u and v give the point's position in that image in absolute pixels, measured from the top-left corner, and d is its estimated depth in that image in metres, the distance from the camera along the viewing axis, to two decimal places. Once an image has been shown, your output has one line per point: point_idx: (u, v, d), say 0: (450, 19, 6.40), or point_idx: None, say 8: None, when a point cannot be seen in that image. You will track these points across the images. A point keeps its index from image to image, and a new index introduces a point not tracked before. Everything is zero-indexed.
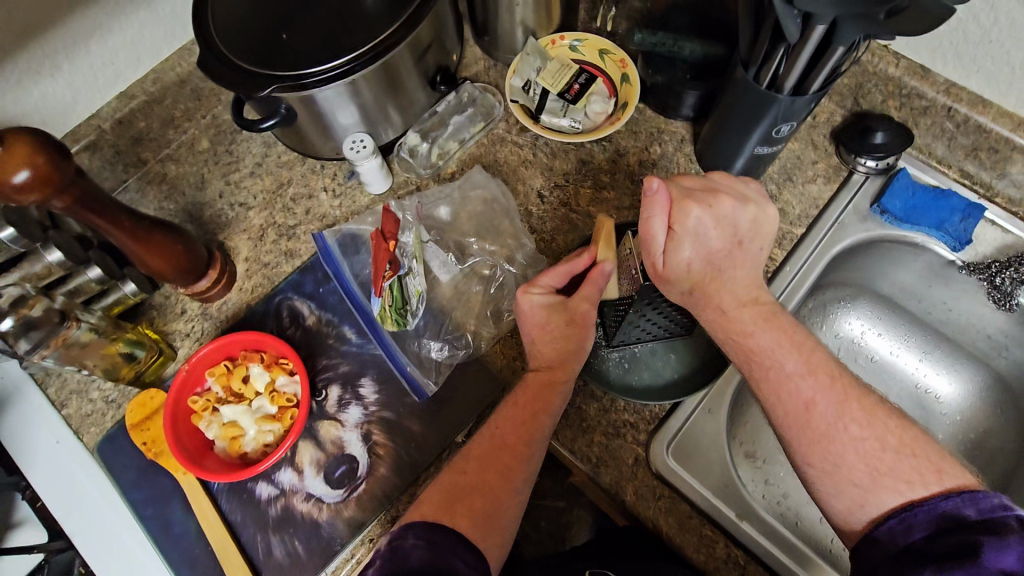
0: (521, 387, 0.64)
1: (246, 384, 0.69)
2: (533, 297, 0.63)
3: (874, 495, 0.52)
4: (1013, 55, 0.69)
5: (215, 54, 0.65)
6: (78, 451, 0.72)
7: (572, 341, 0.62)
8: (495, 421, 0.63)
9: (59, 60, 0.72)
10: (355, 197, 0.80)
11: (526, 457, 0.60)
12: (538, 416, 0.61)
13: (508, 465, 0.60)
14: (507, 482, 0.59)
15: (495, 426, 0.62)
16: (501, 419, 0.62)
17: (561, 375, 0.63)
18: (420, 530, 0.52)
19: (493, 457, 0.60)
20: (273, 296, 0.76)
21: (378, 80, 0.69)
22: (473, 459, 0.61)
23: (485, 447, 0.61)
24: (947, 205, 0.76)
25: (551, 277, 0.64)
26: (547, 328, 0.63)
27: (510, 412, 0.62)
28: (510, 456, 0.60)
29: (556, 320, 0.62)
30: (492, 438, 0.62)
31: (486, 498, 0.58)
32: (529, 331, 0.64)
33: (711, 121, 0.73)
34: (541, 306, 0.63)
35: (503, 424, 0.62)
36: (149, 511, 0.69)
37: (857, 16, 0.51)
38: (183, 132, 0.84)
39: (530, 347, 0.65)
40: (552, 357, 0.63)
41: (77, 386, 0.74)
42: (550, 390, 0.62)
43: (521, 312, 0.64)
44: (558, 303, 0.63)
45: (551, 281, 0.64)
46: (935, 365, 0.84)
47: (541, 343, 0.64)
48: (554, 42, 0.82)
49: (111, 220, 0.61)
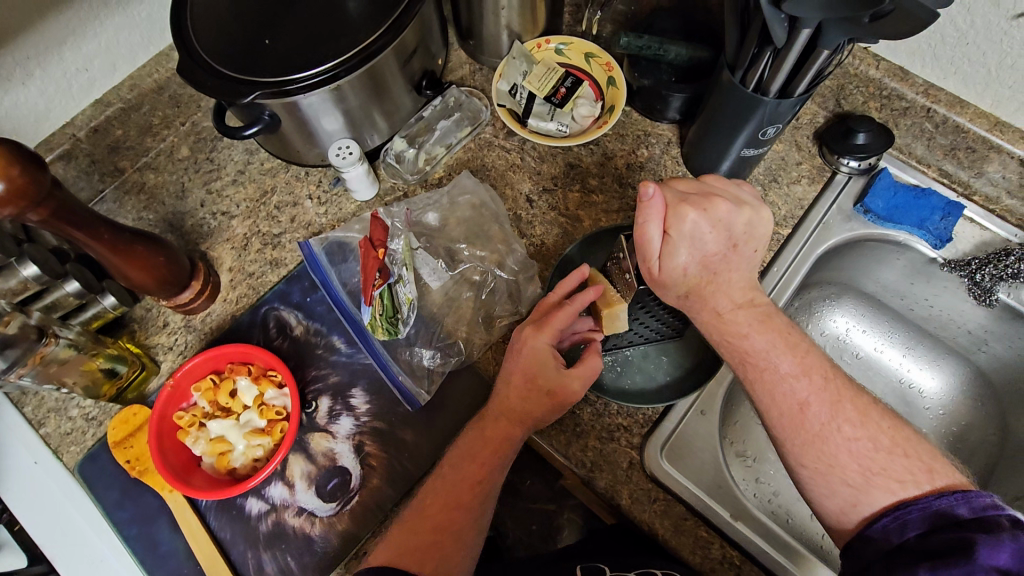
0: (477, 434, 0.62)
1: (234, 398, 0.67)
2: (537, 342, 0.60)
3: (866, 493, 0.52)
4: (989, 56, 0.71)
5: (195, 60, 0.63)
6: (58, 472, 0.70)
7: (543, 409, 0.60)
8: (447, 471, 0.60)
9: (31, 67, 0.70)
10: (341, 204, 0.79)
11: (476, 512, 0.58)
12: (491, 468, 0.60)
13: (460, 523, 0.57)
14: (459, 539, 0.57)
15: (447, 479, 0.60)
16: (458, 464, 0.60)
17: (516, 432, 0.61)
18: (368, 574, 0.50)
19: (455, 496, 0.59)
20: (260, 306, 0.75)
21: (363, 86, 0.68)
22: (426, 515, 0.58)
23: (443, 497, 0.59)
24: (928, 204, 0.77)
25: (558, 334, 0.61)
26: (533, 382, 0.60)
27: (467, 467, 0.60)
28: (468, 509, 0.58)
29: (545, 380, 0.60)
30: (451, 487, 0.59)
31: (442, 554, 0.55)
32: (513, 372, 0.61)
33: (697, 125, 0.74)
34: (539, 354, 0.60)
35: (467, 461, 0.60)
36: (135, 531, 0.67)
37: (841, 19, 0.52)
38: (161, 140, 0.82)
39: (502, 391, 0.62)
40: (517, 414, 0.61)
41: (55, 404, 0.71)
42: (506, 447, 0.61)
43: (519, 346, 0.61)
44: (552, 362, 0.60)
45: (560, 323, 0.60)
46: (918, 361, 0.86)
47: (516, 395, 0.61)
48: (540, 45, 0.82)
49: (90, 233, 0.59)
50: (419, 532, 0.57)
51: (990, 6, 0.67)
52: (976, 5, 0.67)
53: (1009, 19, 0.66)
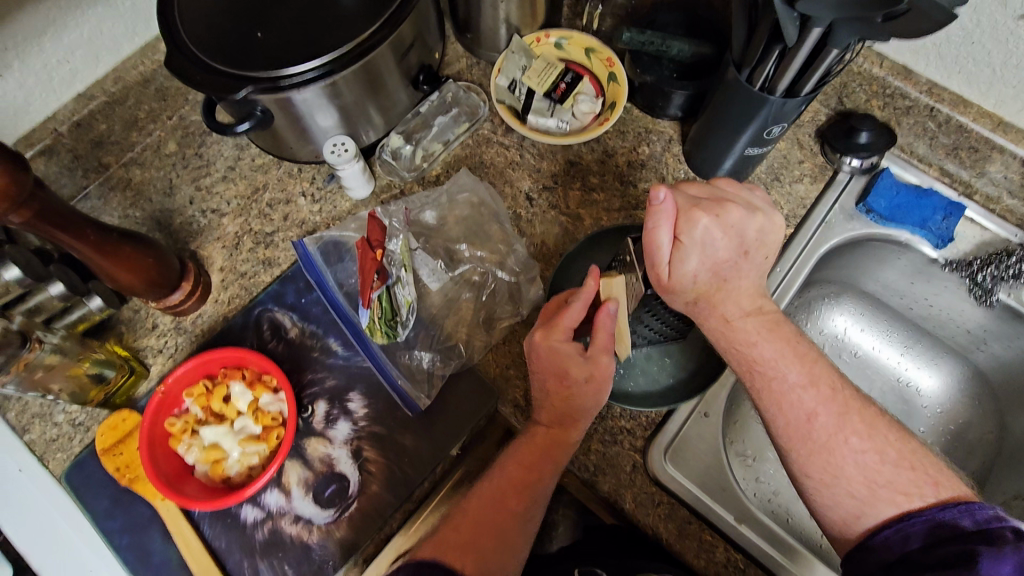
0: (526, 439, 0.61)
1: (227, 404, 0.65)
2: (551, 343, 0.58)
3: (871, 506, 0.52)
4: (994, 56, 0.70)
5: (181, 52, 0.60)
6: (45, 480, 0.67)
7: (588, 396, 0.58)
8: (496, 472, 0.60)
9: (9, 59, 0.67)
10: (336, 202, 0.77)
11: (520, 516, 0.58)
12: (543, 476, 0.59)
13: (505, 521, 0.57)
14: (502, 538, 0.56)
15: (494, 481, 0.59)
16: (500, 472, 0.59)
17: (571, 433, 0.60)
18: (411, 567, 0.50)
19: (489, 512, 0.57)
20: (252, 308, 0.72)
21: (359, 82, 0.66)
22: (467, 517, 0.57)
23: (479, 501, 0.58)
24: (929, 203, 0.77)
25: (569, 318, 0.58)
26: (566, 378, 0.58)
27: (513, 472, 0.59)
28: (494, 510, 0.57)
29: (577, 371, 0.57)
30: (489, 489, 0.59)
31: (482, 550, 0.55)
32: (543, 378, 0.60)
33: (700, 122, 0.72)
34: (559, 353, 0.58)
35: (500, 482, 0.59)
36: (126, 540, 0.65)
37: (853, 19, 0.51)
38: (148, 134, 0.79)
39: (541, 397, 0.61)
40: (564, 411, 0.60)
41: (39, 410, 0.69)
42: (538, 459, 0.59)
43: (536, 354, 0.59)
44: (577, 352, 0.57)
45: (569, 321, 0.58)
46: (917, 360, 0.86)
47: (556, 396, 0.59)
48: (539, 40, 0.80)
49: (74, 234, 0.56)
50: (452, 537, 0.56)
51: (998, 5, 0.66)
52: (984, 4, 0.66)
53: (1015, 19, 0.66)
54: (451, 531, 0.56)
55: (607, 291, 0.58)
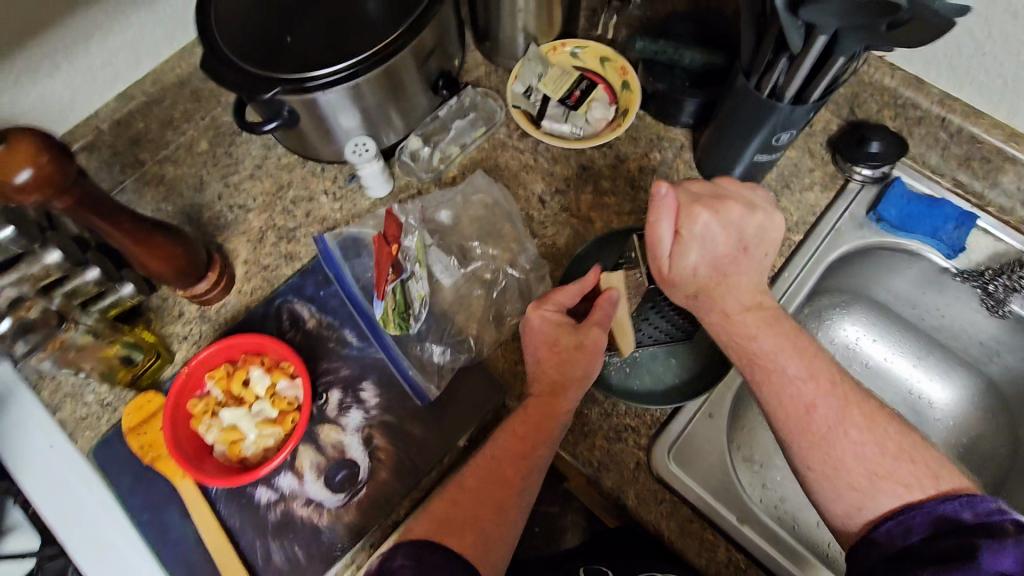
0: (519, 413, 0.62)
1: (246, 388, 0.68)
2: (545, 313, 0.62)
3: (873, 498, 0.52)
4: (1006, 69, 0.71)
5: (216, 56, 0.64)
6: (73, 456, 0.71)
7: (578, 364, 0.60)
8: (494, 450, 0.61)
9: (58, 60, 0.72)
10: (356, 200, 0.80)
11: (518, 495, 0.59)
12: (536, 449, 0.60)
13: (504, 499, 0.58)
14: (500, 512, 0.58)
15: (489, 455, 0.61)
16: (497, 448, 0.61)
17: (561, 401, 0.61)
18: (409, 549, 0.51)
19: (489, 490, 0.58)
20: (274, 299, 0.76)
21: (381, 85, 0.69)
22: (465, 491, 0.58)
23: (479, 480, 0.59)
24: (941, 212, 0.77)
25: (563, 294, 0.63)
26: (556, 345, 0.61)
27: (507, 443, 0.60)
28: (502, 490, 0.58)
29: (567, 339, 0.60)
30: (487, 468, 0.60)
31: (483, 527, 0.57)
32: (536, 350, 0.62)
33: (710, 128, 0.74)
34: (552, 321, 0.61)
35: (497, 456, 0.60)
36: (146, 516, 0.68)
37: (858, 27, 0.52)
38: (181, 134, 0.84)
39: (534, 370, 0.63)
40: (554, 382, 0.61)
41: (71, 389, 0.74)
42: (535, 433, 0.60)
43: (528, 327, 0.63)
44: (569, 323, 0.61)
45: (564, 298, 0.63)
46: (929, 371, 0.86)
47: (548, 367, 0.61)
48: (555, 49, 0.83)
49: (112, 223, 0.60)
50: (451, 507, 0.58)
51: (1008, 17, 0.66)
52: (994, 16, 0.67)
53: None
54: (449, 507, 0.58)
55: (606, 282, 0.62)
